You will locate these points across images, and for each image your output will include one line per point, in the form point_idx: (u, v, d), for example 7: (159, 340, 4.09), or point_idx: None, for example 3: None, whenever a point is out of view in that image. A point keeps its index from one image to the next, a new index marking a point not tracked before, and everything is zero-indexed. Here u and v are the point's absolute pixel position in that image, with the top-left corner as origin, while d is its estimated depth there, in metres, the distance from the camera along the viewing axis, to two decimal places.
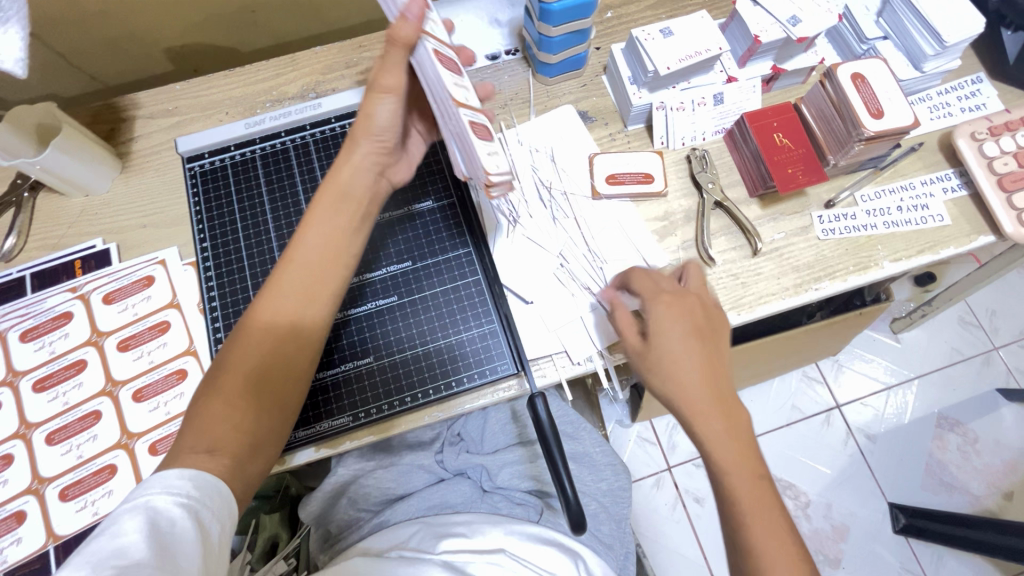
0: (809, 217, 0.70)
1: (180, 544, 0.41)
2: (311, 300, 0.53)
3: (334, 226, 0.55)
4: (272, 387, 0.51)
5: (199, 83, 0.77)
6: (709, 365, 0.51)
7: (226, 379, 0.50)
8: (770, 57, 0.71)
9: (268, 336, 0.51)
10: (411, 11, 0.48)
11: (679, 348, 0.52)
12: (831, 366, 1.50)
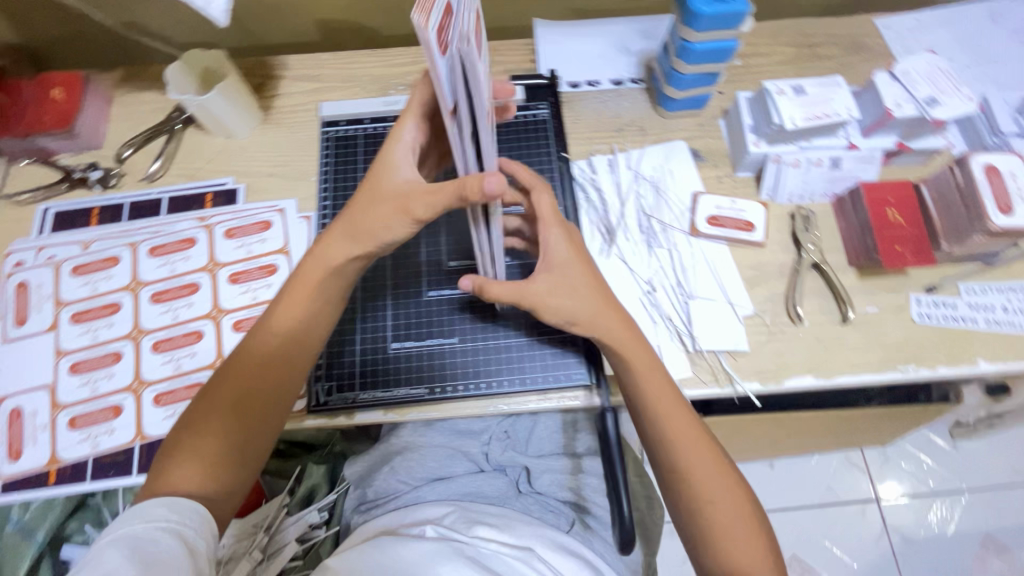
0: (907, 297, 0.68)
1: (164, 559, 0.46)
2: (287, 353, 0.56)
3: (309, 296, 0.56)
4: (251, 432, 0.55)
5: (343, 57, 0.84)
6: (649, 356, 0.58)
7: (202, 431, 0.54)
8: (895, 133, 0.71)
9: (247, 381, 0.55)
10: (493, 185, 0.42)
11: (574, 290, 0.56)
12: (877, 456, 1.43)
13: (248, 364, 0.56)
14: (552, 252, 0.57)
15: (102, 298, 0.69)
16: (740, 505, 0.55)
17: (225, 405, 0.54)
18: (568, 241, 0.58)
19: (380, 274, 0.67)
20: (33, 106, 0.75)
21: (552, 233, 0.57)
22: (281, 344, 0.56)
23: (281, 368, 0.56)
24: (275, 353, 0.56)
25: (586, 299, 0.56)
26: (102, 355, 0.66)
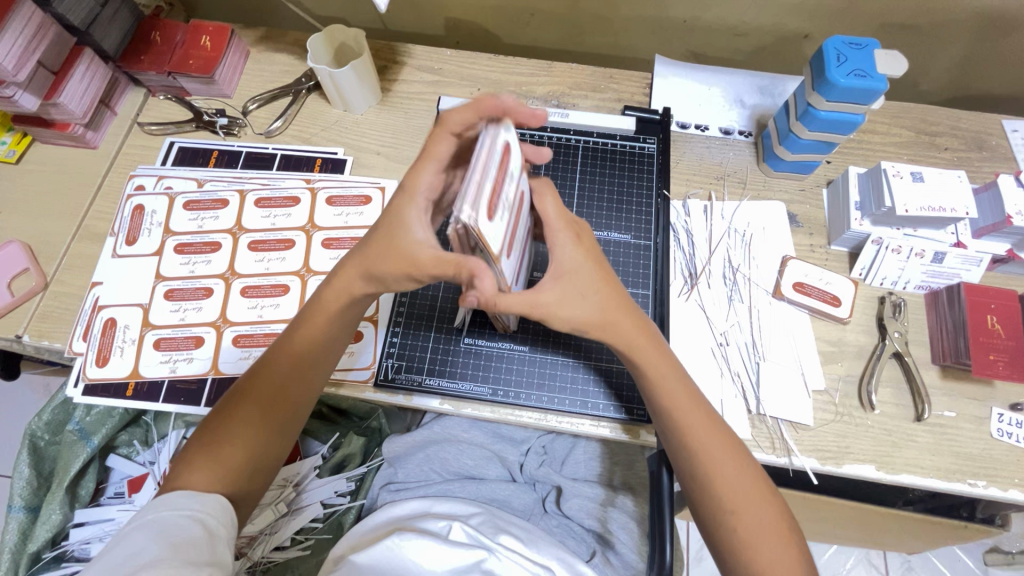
0: (988, 410, 0.66)
1: (190, 546, 0.47)
2: (300, 370, 0.57)
3: (325, 325, 0.57)
4: (272, 436, 0.56)
5: (466, 56, 0.87)
6: (684, 385, 0.56)
7: (226, 433, 0.55)
8: (1009, 240, 0.69)
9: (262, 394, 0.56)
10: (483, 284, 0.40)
11: (584, 294, 0.52)
12: (899, 563, 1.37)
13: (261, 379, 0.57)
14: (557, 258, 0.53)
15: (206, 235, 0.73)
16: (777, 526, 0.52)
17: (241, 414, 0.55)
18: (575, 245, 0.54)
19: None
20: (182, 48, 0.80)
21: (558, 237, 0.53)
22: (291, 363, 0.57)
23: (294, 383, 0.57)
24: (288, 371, 0.57)
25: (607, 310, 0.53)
26: (195, 287, 0.70)
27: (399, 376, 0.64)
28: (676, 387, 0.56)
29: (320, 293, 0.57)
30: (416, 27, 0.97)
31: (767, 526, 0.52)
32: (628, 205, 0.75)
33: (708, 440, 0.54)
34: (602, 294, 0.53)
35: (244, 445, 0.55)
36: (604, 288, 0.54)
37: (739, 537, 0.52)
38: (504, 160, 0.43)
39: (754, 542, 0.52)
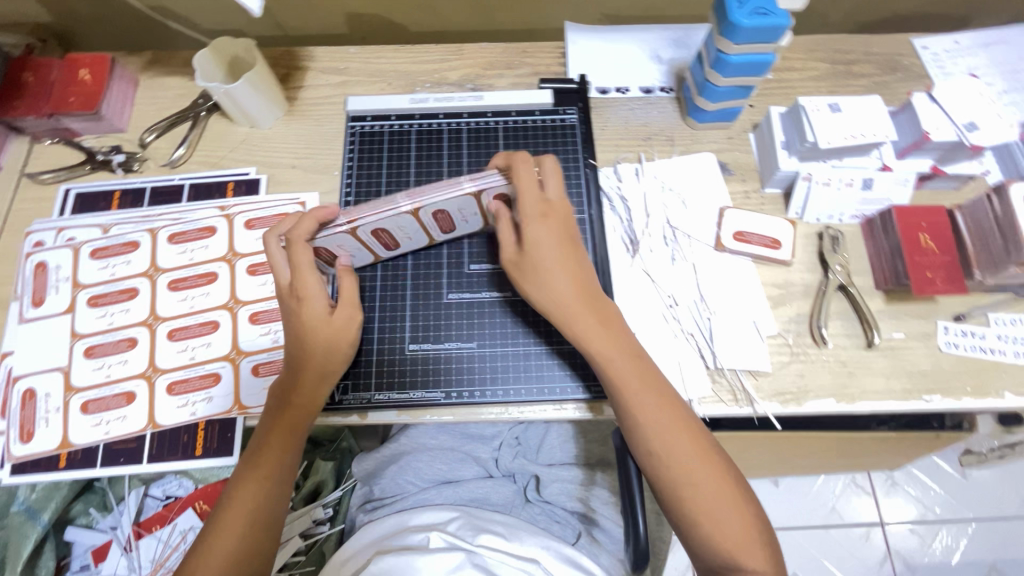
0: (934, 325, 0.67)
1: None
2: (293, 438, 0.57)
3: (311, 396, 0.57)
4: (265, 530, 0.56)
5: (372, 51, 0.83)
6: (650, 381, 0.55)
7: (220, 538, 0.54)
8: (931, 156, 0.70)
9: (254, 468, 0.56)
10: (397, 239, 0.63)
11: (546, 266, 0.56)
12: (883, 480, 1.44)
13: (239, 490, 0.56)
14: (533, 236, 0.56)
15: (120, 282, 0.68)
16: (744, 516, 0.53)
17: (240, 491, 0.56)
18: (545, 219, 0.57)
19: (400, 272, 0.66)
20: (59, 87, 0.74)
21: (527, 218, 0.56)
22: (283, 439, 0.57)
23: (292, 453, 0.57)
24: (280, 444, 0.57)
25: (567, 288, 0.56)
26: (117, 340, 0.66)
27: (347, 392, 0.61)
28: (635, 379, 0.55)
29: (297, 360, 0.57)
30: (316, 28, 0.93)
31: (728, 498, 0.52)
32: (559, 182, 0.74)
33: (668, 425, 0.54)
34: (567, 261, 0.57)
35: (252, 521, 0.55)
36: (566, 256, 0.57)
37: (699, 513, 0.52)
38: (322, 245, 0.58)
39: (718, 518, 0.52)
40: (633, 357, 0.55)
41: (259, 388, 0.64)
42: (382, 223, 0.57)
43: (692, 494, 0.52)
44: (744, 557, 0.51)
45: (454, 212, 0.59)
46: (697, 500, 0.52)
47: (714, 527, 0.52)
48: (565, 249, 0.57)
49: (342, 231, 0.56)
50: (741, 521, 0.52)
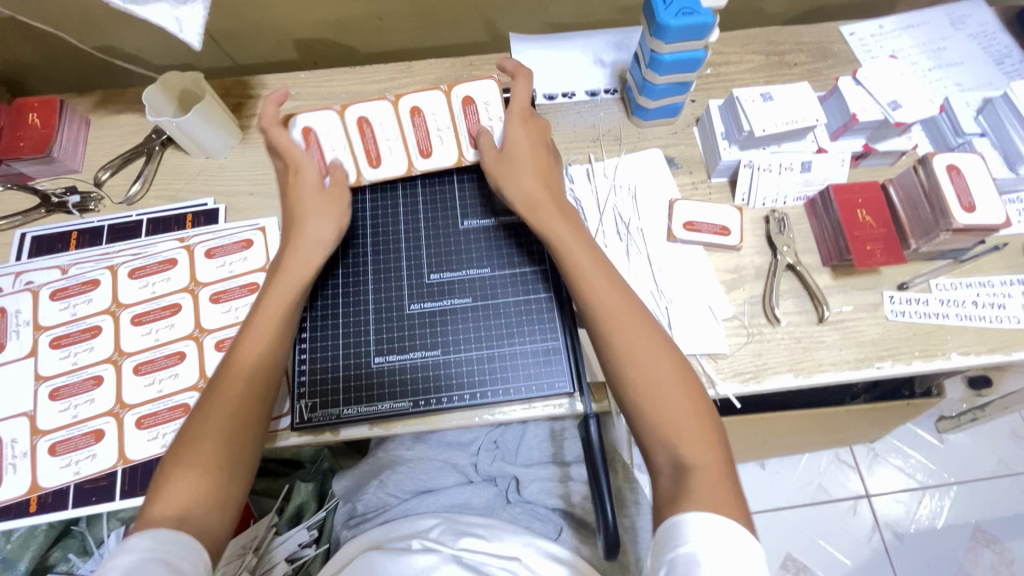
0: (879, 295, 0.70)
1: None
2: (257, 383, 0.56)
3: (273, 333, 0.58)
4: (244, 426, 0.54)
5: (323, 75, 0.85)
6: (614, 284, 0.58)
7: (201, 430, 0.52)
8: (863, 135, 0.73)
9: (208, 411, 0.53)
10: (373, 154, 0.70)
11: (519, 164, 0.65)
12: (866, 454, 1.47)
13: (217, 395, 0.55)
14: (511, 137, 0.66)
15: (82, 321, 0.68)
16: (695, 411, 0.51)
17: (193, 437, 0.52)
18: (523, 122, 0.67)
19: (361, 289, 0.67)
20: (7, 133, 0.74)
21: (511, 117, 0.67)
22: (242, 376, 0.56)
23: (254, 393, 0.55)
24: (241, 386, 0.55)
25: (535, 186, 0.63)
26: (82, 379, 0.66)
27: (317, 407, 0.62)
28: (597, 273, 0.59)
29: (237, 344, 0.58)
30: (267, 56, 0.95)
31: (677, 396, 0.52)
32: None
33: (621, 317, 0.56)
34: (539, 164, 0.65)
35: (213, 459, 0.51)
36: (539, 166, 0.65)
37: (647, 397, 0.52)
38: (307, 139, 0.69)
39: (663, 409, 0.51)
40: (594, 257, 0.60)
41: None
42: (366, 110, 0.70)
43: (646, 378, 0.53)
44: (694, 447, 0.49)
45: (429, 118, 0.71)
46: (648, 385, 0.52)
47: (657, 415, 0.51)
48: (535, 154, 0.66)
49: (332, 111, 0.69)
50: (692, 415, 0.51)
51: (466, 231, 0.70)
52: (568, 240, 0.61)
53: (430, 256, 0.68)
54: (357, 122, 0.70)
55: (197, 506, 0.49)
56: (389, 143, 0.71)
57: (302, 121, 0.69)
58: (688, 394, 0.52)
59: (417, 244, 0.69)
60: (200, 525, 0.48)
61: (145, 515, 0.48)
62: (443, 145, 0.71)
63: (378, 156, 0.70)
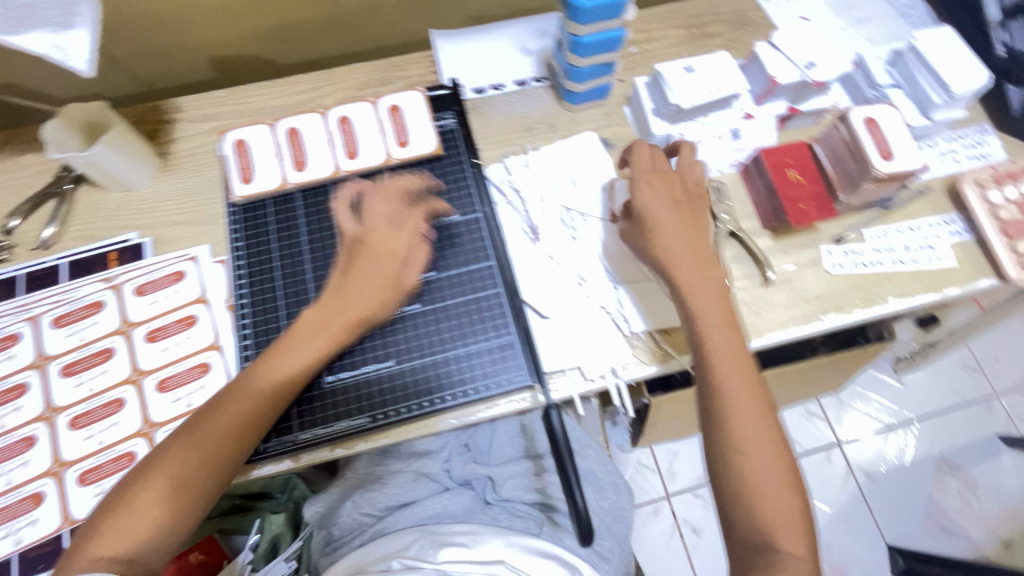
0: (819, 251, 0.72)
1: None
2: (263, 413, 0.55)
3: (306, 353, 0.57)
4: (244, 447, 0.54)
5: (241, 91, 0.81)
6: (738, 358, 0.58)
7: (206, 435, 0.53)
8: (785, 98, 0.75)
9: (175, 462, 0.52)
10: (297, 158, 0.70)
11: (659, 229, 0.63)
12: (832, 404, 1.52)
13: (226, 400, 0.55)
14: (642, 202, 0.64)
15: (6, 380, 0.64)
16: (788, 479, 0.55)
17: (149, 482, 0.51)
18: (654, 183, 0.65)
19: (306, 310, 0.65)
20: None
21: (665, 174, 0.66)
22: (257, 393, 0.55)
23: (260, 418, 0.55)
24: (236, 425, 0.54)
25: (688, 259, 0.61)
26: (14, 442, 0.61)
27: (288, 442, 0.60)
28: (730, 341, 0.59)
29: (244, 377, 0.56)
30: (179, 77, 0.91)
31: (776, 476, 0.54)
32: (450, 183, 0.72)
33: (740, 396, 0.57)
34: (688, 222, 0.64)
35: (165, 513, 0.51)
36: (688, 229, 0.63)
37: (746, 480, 0.54)
38: (240, 150, 0.71)
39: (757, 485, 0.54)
40: (727, 326, 0.59)
41: None
42: (295, 122, 0.72)
43: (755, 457, 0.55)
44: (785, 532, 0.52)
45: (357, 122, 0.72)
46: (745, 452, 0.55)
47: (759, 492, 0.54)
48: (679, 214, 0.64)
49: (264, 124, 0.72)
50: (780, 486, 0.54)
51: None
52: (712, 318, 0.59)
53: None
54: (285, 133, 0.71)
55: (138, 556, 0.50)
56: (316, 148, 0.71)
57: (234, 134, 0.71)
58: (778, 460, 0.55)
59: None
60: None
61: (84, 553, 0.49)
62: (368, 147, 0.71)
63: (301, 162, 0.70)
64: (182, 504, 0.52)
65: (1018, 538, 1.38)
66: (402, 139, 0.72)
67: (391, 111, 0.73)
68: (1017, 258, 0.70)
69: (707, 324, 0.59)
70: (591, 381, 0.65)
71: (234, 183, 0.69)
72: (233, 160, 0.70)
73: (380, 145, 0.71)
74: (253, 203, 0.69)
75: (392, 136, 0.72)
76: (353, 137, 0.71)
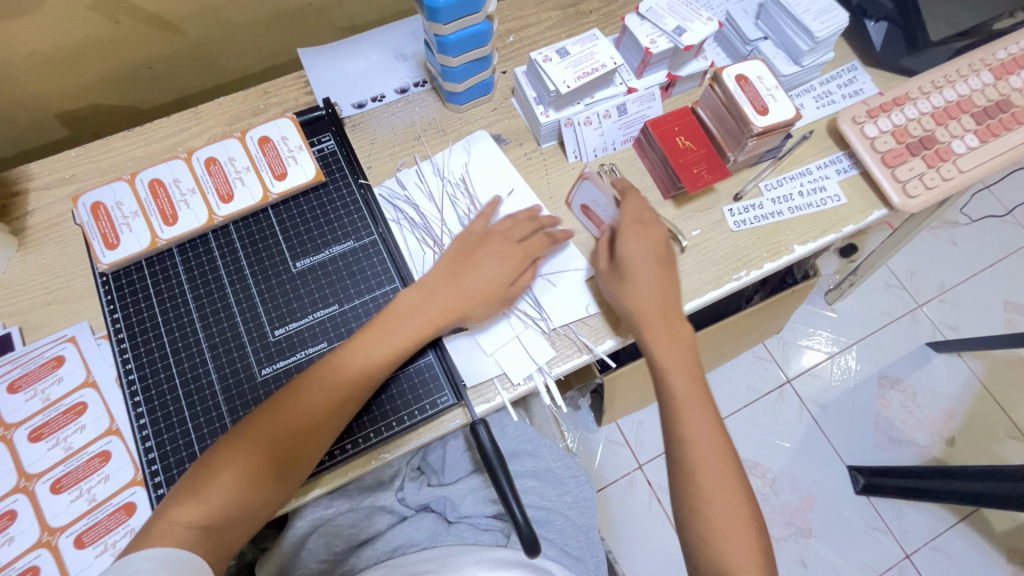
0: (721, 212, 0.73)
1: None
2: (314, 426, 0.55)
3: (347, 365, 0.57)
4: (292, 461, 0.54)
5: (97, 146, 0.73)
6: (709, 423, 0.60)
7: (255, 438, 0.54)
8: (663, 66, 0.75)
9: (248, 446, 0.53)
10: (167, 212, 0.65)
11: (636, 283, 0.62)
12: (777, 344, 1.59)
13: (278, 406, 0.55)
14: (626, 251, 0.63)
15: None
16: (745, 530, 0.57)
17: (229, 458, 0.53)
18: (641, 235, 0.64)
19: (202, 374, 0.60)
20: None
21: (651, 233, 0.64)
22: (312, 403, 0.55)
23: (310, 431, 0.55)
24: (286, 433, 0.54)
25: (651, 307, 0.62)
26: None
27: (333, 456, 0.60)
28: (697, 400, 0.60)
29: (304, 379, 0.56)
30: (32, 140, 0.83)
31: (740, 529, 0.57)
32: (338, 208, 0.68)
33: (707, 440, 0.59)
34: (662, 282, 0.63)
35: (241, 488, 0.52)
36: (658, 283, 0.63)
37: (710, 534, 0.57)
38: (99, 211, 0.64)
39: (722, 524, 0.57)
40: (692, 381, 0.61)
41: (90, 559, 0.56)
42: (159, 172, 0.66)
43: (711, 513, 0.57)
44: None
45: (227, 162, 0.67)
46: (711, 509, 0.57)
47: (713, 532, 0.57)
48: (656, 268, 0.63)
49: (121, 180, 0.66)
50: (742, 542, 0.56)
51: (299, 273, 0.65)
52: (677, 364, 0.61)
53: (269, 314, 0.63)
54: (148, 187, 0.66)
55: (215, 527, 0.51)
56: (185, 198, 0.65)
57: (90, 197, 0.65)
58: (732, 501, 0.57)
59: (250, 301, 0.63)
60: (210, 552, 0.50)
61: (162, 521, 0.50)
62: (241, 187, 0.66)
63: (171, 216, 0.65)
64: (257, 485, 0.53)
65: (958, 434, 1.49)
66: (278, 171, 0.67)
67: (262, 143, 0.68)
68: (901, 185, 0.73)
69: (671, 372, 0.61)
70: (517, 385, 0.64)
71: (97, 251, 0.63)
72: (91, 225, 0.64)
73: (256, 182, 0.66)
74: (123, 269, 0.63)
75: (267, 169, 0.67)
76: (227, 179, 0.66)
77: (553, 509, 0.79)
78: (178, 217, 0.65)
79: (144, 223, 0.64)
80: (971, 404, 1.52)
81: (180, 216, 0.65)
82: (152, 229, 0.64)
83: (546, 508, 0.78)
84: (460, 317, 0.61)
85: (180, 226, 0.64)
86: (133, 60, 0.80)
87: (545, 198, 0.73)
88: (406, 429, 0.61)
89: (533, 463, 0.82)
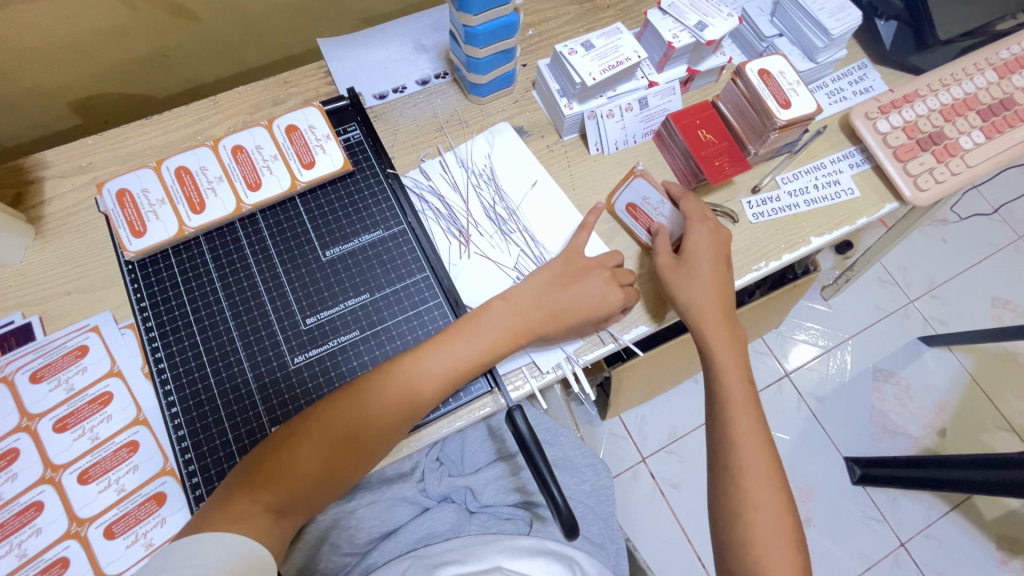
0: (739, 204, 0.75)
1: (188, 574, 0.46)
2: (386, 421, 0.56)
3: (419, 362, 0.57)
4: (363, 453, 0.55)
5: (115, 134, 0.72)
6: (756, 425, 0.63)
7: (328, 430, 0.54)
8: (683, 61, 0.76)
9: (329, 439, 0.54)
10: (193, 200, 0.64)
11: (698, 273, 0.65)
12: (776, 339, 1.62)
13: (350, 401, 0.55)
14: (693, 246, 0.66)
15: None
16: (785, 526, 0.60)
17: (302, 450, 0.53)
18: (707, 231, 0.67)
19: (234, 363, 0.60)
20: None
21: (714, 231, 0.67)
22: (386, 400, 0.56)
23: (381, 427, 0.55)
24: (360, 426, 0.55)
25: (709, 300, 0.65)
26: None
27: None
28: (747, 403, 0.64)
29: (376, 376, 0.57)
30: (41, 128, 0.82)
31: (778, 529, 0.59)
32: (370, 199, 0.68)
33: (751, 443, 0.62)
34: (716, 277, 0.66)
35: (315, 475, 0.54)
36: (714, 276, 0.66)
37: (750, 527, 0.59)
38: (124, 199, 0.63)
39: (755, 511, 0.60)
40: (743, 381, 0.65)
41: (122, 549, 0.55)
42: (184, 160, 0.66)
43: (752, 511, 0.60)
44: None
45: (253, 150, 0.67)
46: (753, 503, 0.60)
47: (747, 505, 0.60)
48: (715, 263, 0.66)
49: (145, 167, 0.65)
50: (781, 538, 0.59)
51: (332, 263, 0.65)
52: (732, 367, 0.65)
53: (304, 303, 0.63)
54: (173, 175, 0.65)
55: (285, 510, 0.53)
56: (211, 187, 0.65)
57: (114, 184, 0.64)
58: (772, 481, 0.61)
59: (281, 292, 0.63)
60: (279, 535, 0.53)
61: (238, 501, 0.51)
62: (268, 176, 0.66)
63: (198, 204, 0.64)
64: (331, 472, 0.55)
65: (950, 425, 1.53)
66: (305, 160, 0.67)
67: (290, 132, 0.68)
68: (913, 179, 0.75)
69: (725, 373, 0.65)
70: (546, 373, 0.65)
71: (124, 238, 0.62)
72: (116, 213, 0.63)
73: (283, 171, 0.66)
74: (151, 257, 0.63)
75: (295, 159, 0.67)
76: (254, 167, 0.66)
77: (575, 498, 0.80)
78: (204, 205, 0.64)
79: (170, 212, 0.63)
80: (962, 397, 1.57)
81: (207, 204, 0.64)
82: (178, 217, 0.63)
83: (568, 497, 0.79)
84: (516, 305, 0.62)
85: (208, 214, 0.64)
86: (148, 48, 0.79)
87: (568, 190, 0.74)
88: (443, 416, 0.62)
89: (551, 452, 0.83)
